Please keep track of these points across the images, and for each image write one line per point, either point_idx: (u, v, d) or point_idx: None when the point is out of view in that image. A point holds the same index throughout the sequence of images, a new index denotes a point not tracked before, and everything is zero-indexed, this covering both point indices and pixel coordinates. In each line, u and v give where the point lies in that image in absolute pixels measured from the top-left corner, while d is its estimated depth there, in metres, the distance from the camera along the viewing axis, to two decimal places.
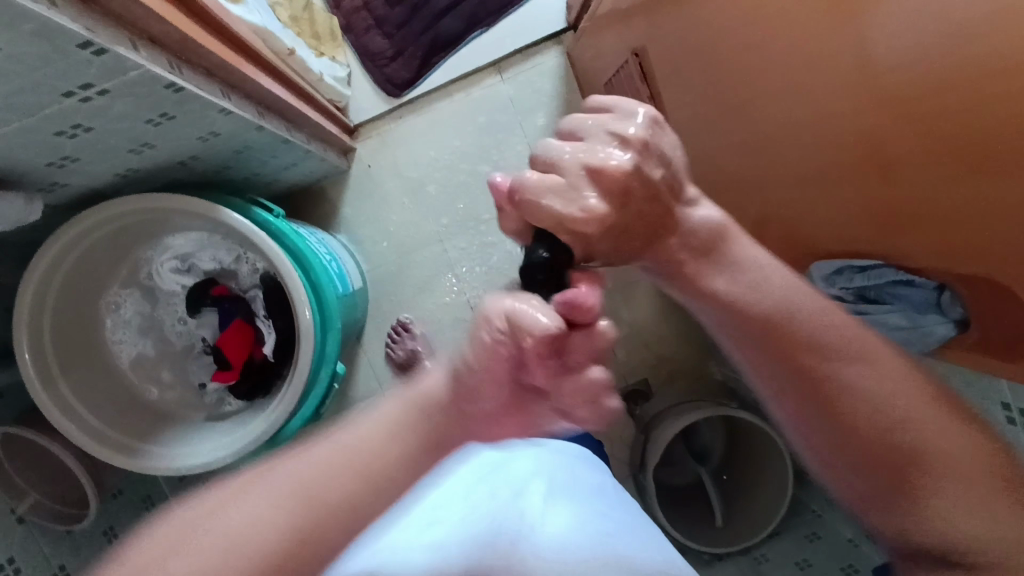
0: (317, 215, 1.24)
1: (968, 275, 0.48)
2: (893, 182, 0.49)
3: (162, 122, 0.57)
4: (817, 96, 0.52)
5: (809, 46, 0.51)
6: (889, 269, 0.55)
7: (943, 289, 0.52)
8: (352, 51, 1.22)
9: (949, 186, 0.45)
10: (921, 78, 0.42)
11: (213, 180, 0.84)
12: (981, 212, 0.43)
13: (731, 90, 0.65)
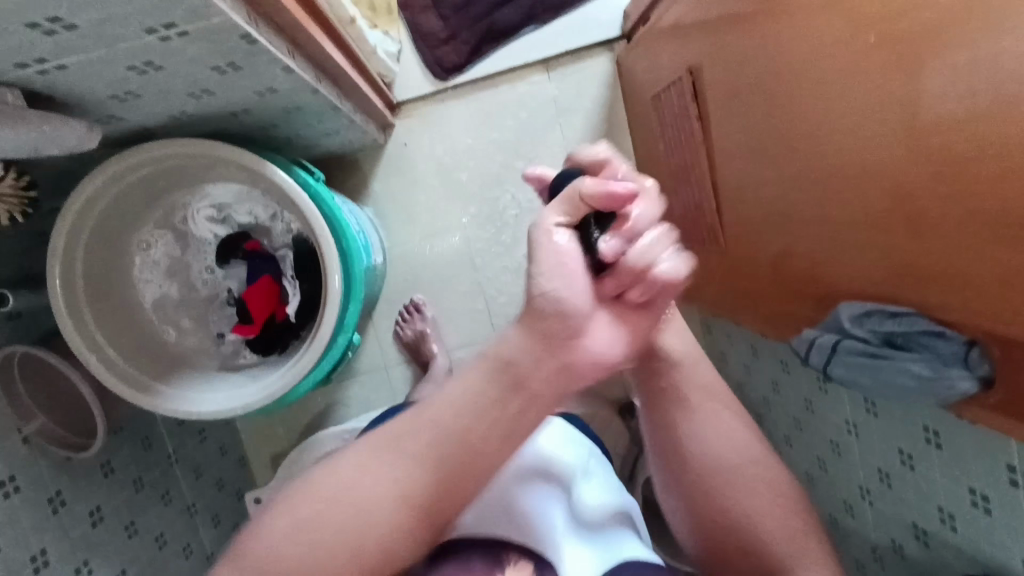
0: (347, 185, 1.25)
1: (999, 338, 0.47)
2: (935, 235, 0.49)
3: (227, 71, 0.58)
4: (871, 139, 0.53)
5: (869, 90, 0.51)
6: (919, 317, 0.54)
7: (971, 345, 0.50)
8: (406, 29, 1.22)
9: (991, 247, 0.44)
10: (977, 136, 0.43)
11: (257, 136, 0.85)
12: (1019, 277, 0.43)
13: (783, 121, 0.66)
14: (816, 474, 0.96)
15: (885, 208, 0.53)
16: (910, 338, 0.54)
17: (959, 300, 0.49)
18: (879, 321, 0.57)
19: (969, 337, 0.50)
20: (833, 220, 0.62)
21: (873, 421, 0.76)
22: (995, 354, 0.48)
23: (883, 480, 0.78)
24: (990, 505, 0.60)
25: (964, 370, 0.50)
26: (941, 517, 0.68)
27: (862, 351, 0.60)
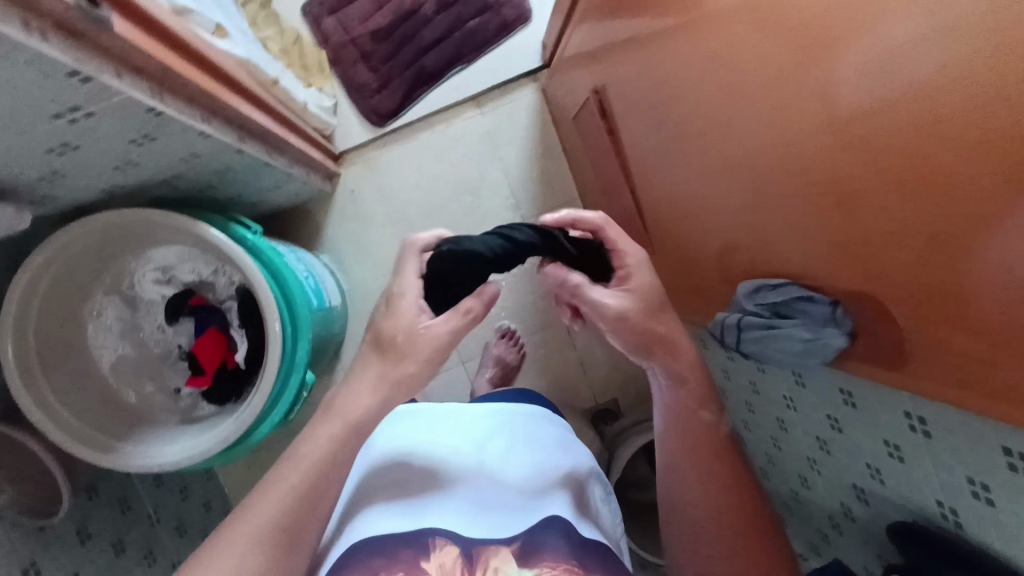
0: (301, 235, 1.30)
1: (938, 309, 0.46)
2: (851, 216, 0.49)
3: (145, 142, 0.63)
4: (764, 122, 0.55)
5: (735, 86, 0.57)
6: (794, 286, 0.60)
7: (837, 304, 0.56)
8: (342, 82, 1.28)
9: (904, 218, 0.44)
10: (819, 107, 0.47)
11: (198, 198, 0.90)
12: (936, 243, 0.42)
13: (680, 123, 0.71)
14: (775, 453, 1.00)
15: (768, 187, 0.59)
16: (788, 304, 0.61)
17: (841, 267, 0.53)
18: (765, 294, 0.64)
19: (836, 297, 0.56)
20: (737, 204, 0.67)
21: (801, 391, 0.80)
22: (927, 320, 0.47)
23: (822, 448, 0.81)
24: (901, 453, 0.64)
25: (838, 327, 0.57)
26: (870, 474, 0.72)
27: (756, 322, 0.67)
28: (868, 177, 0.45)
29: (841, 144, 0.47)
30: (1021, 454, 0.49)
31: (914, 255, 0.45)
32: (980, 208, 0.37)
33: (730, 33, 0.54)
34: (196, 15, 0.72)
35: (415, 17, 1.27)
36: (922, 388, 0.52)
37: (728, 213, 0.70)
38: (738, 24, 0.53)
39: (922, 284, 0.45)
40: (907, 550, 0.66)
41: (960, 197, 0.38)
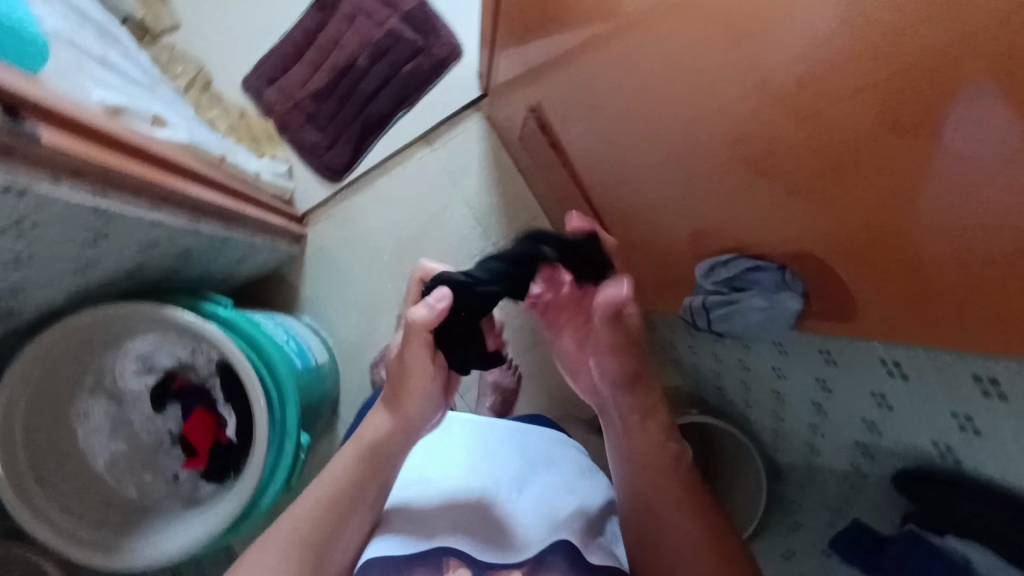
0: (279, 301, 1.31)
1: (895, 256, 0.46)
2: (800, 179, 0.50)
3: (99, 240, 0.65)
4: (696, 104, 0.57)
5: (659, 78, 0.60)
6: (742, 260, 0.65)
7: (784, 268, 0.60)
8: (292, 146, 1.31)
9: (848, 169, 0.45)
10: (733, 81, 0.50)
11: (167, 284, 0.91)
12: (881, 188, 0.43)
13: (619, 123, 0.74)
14: (778, 425, 1.00)
15: (709, 168, 0.61)
16: (741, 277, 0.66)
17: (804, 232, 0.54)
18: (720, 273, 0.68)
19: (782, 262, 0.60)
20: (684, 190, 0.69)
21: (786, 360, 0.81)
22: (886, 271, 0.48)
23: (819, 411, 0.82)
24: (889, 402, 0.64)
25: (790, 289, 0.61)
26: (866, 427, 0.73)
27: (719, 301, 0.71)
28: (792, 143, 0.48)
29: (763, 116, 0.50)
30: (990, 378, 0.48)
31: (843, 209, 0.48)
32: (893, 154, 0.41)
33: (649, 31, 0.57)
34: (133, 109, 0.77)
35: (351, 72, 1.29)
36: (872, 335, 0.55)
37: (677, 200, 0.71)
38: (651, 21, 0.56)
39: (862, 233, 0.47)
40: (918, 495, 0.66)
41: (874, 147, 0.42)
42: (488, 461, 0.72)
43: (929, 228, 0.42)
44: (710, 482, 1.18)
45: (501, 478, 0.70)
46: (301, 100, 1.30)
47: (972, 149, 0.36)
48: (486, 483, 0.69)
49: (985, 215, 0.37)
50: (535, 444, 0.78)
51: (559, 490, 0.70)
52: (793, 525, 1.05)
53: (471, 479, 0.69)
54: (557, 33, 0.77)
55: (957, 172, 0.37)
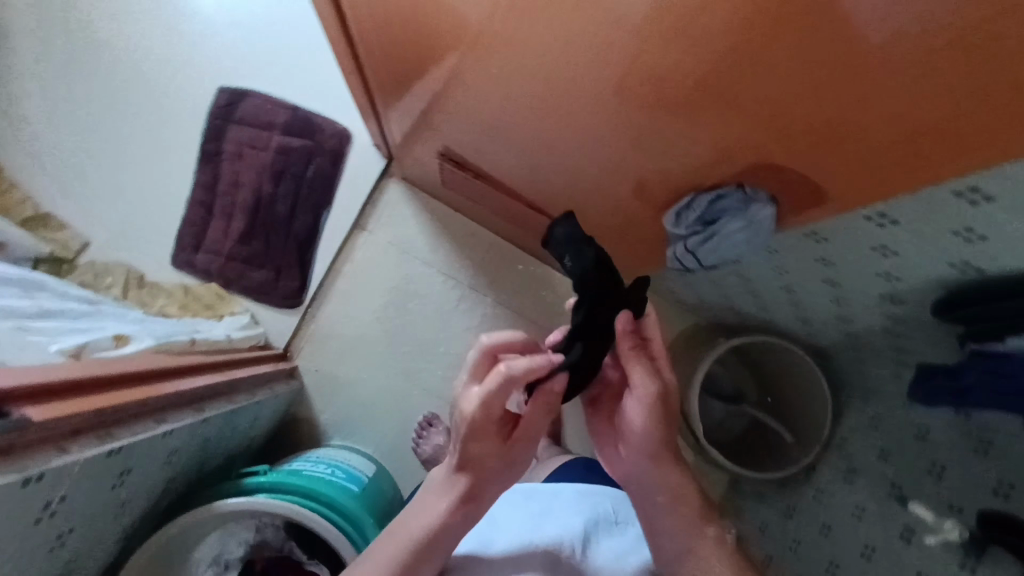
0: (303, 440, 1.28)
1: (847, 104, 0.45)
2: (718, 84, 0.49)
3: (124, 478, 0.64)
4: (591, 81, 0.58)
5: (546, 78, 0.62)
6: (699, 197, 0.68)
7: (741, 185, 0.63)
8: (246, 295, 1.29)
9: (758, 55, 0.44)
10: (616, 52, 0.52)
11: (201, 480, 0.90)
12: (796, 54, 0.42)
13: (529, 129, 0.76)
14: (802, 314, 1.02)
15: (632, 132, 0.63)
16: (708, 211, 0.68)
17: (751, 128, 0.53)
18: (688, 216, 0.71)
19: (737, 182, 0.63)
20: (618, 158, 0.70)
21: (780, 255, 0.83)
22: (847, 122, 0.46)
23: (833, 285, 0.84)
24: (891, 249, 0.66)
25: (757, 201, 0.64)
26: (880, 278, 0.74)
27: (698, 240, 0.73)
28: (709, 90, 0.50)
29: (670, 78, 0.52)
30: (970, 189, 0.49)
31: (783, 121, 0.50)
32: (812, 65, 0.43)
33: (512, 45, 0.60)
34: (92, 341, 0.76)
35: (262, 202, 1.30)
36: (851, 208, 0.58)
37: (616, 169, 0.73)
38: (512, 38, 0.58)
39: (805, 102, 0.46)
40: (955, 317, 0.67)
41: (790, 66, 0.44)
42: (555, 513, 0.70)
43: (868, 108, 0.44)
44: (769, 396, 1.24)
45: (571, 528, 0.67)
46: (231, 250, 1.29)
47: (874, 22, 0.37)
48: (557, 532, 0.67)
49: (917, 79, 0.40)
50: (607, 501, 0.73)
51: (625, 549, 0.67)
52: (863, 393, 1.05)
53: (543, 530, 0.68)
54: (434, 80, 0.79)
55: (857, 17, 0.37)
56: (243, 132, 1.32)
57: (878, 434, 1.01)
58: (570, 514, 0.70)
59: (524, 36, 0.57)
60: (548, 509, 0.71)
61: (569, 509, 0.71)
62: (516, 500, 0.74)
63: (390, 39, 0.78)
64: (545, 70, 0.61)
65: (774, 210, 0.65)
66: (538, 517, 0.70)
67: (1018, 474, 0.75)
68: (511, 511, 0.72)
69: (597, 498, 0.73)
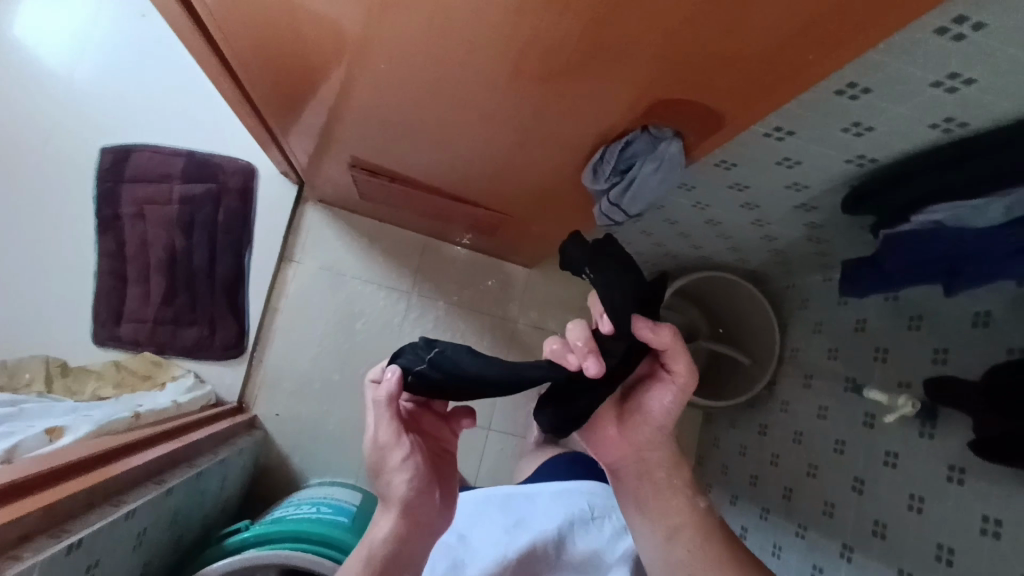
0: (282, 488, 1.24)
1: (732, 20, 0.45)
2: (605, 27, 0.48)
3: (94, 573, 0.60)
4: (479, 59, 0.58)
5: (433, 68, 0.62)
6: (611, 148, 0.69)
7: (646, 128, 0.65)
8: (183, 357, 1.23)
9: None
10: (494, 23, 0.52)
11: (181, 556, 0.85)
12: None
13: (431, 120, 0.75)
14: (731, 242, 1.07)
15: (530, 102, 0.64)
16: (621, 159, 0.70)
17: (647, 67, 0.53)
18: (603, 169, 0.72)
19: (642, 125, 0.64)
20: (525, 129, 0.71)
21: (699, 190, 0.86)
22: (737, 38, 0.47)
23: (752, 207, 0.88)
24: (794, 158, 0.70)
25: (664, 139, 0.66)
26: (791, 189, 0.78)
27: (618, 190, 0.75)
28: (590, 44, 0.51)
29: (548, 41, 0.52)
30: (848, 86, 0.53)
31: (667, 57, 0.51)
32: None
33: (391, 41, 0.59)
34: (24, 442, 0.71)
35: (178, 257, 1.24)
36: (750, 125, 0.61)
37: (525, 143, 0.74)
38: (390, 32, 0.57)
39: (692, 26, 0.46)
40: (864, 209, 0.71)
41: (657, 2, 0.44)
42: (528, 521, 0.76)
43: (742, 27, 0.46)
44: (722, 326, 1.28)
45: (548, 535, 0.73)
46: (156, 314, 1.22)
47: None
48: (538, 538, 0.73)
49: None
50: (581, 500, 0.79)
51: (599, 545, 0.74)
52: (803, 300, 1.12)
53: (523, 539, 0.73)
54: (325, 92, 0.77)
55: None
56: (138, 190, 1.25)
57: (824, 335, 1.07)
58: (542, 520, 0.76)
59: (402, 29, 0.56)
60: (515, 518, 0.76)
61: (538, 514, 0.77)
62: (496, 508, 0.78)
63: (268, 59, 0.75)
64: (427, 61, 0.61)
65: (682, 143, 0.67)
66: (509, 527, 0.75)
67: (950, 339, 0.82)
68: (483, 527, 0.75)
69: (561, 497, 0.79)
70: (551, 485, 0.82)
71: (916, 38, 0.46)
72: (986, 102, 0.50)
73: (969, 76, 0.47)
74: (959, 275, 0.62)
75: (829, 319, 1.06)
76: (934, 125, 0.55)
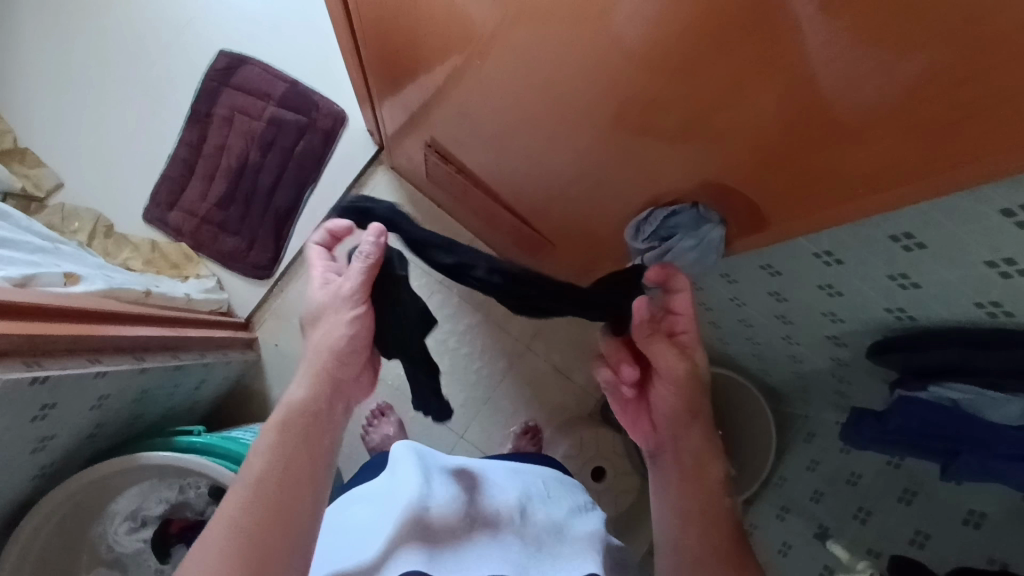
0: (250, 411, 1.26)
1: (808, 114, 0.45)
2: (685, 82, 0.49)
3: (49, 413, 0.65)
4: (561, 83, 0.61)
5: (524, 76, 0.65)
6: (658, 211, 0.71)
7: (696, 205, 0.68)
8: (214, 259, 1.28)
9: (718, 56, 0.45)
10: (583, 58, 0.55)
11: (132, 431, 0.89)
12: (757, 56, 0.43)
13: (507, 125, 0.77)
14: (759, 350, 1.03)
15: (602, 140, 0.65)
16: (663, 226, 0.72)
17: (719, 136, 0.54)
18: (645, 229, 0.74)
19: (692, 199, 0.67)
20: (590, 166, 0.72)
21: (739, 284, 0.84)
22: (811, 134, 0.47)
23: (787, 321, 0.85)
24: (837, 288, 0.68)
25: (709, 221, 0.68)
26: (831, 319, 0.76)
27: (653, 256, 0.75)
28: (677, 106, 0.53)
29: (630, 84, 0.54)
30: (904, 233, 0.53)
31: (740, 140, 0.53)
32: (769, 85, 0.45)
33: (502, 44, 0.62)
34: (41, 275, 0.77)
35: (246, 169, 1.30)
36: (792, 235, 0.61)
37: (588, 177, 0.75)
38: (503, 36, 0.61)
39: (772, 109, 0.47)
40: (888, 360, 0.69)
41: (748, 86, 0.46)
42: (492, 485, 0.71)
43: (816, 130, 0.46)
44: (721, 429, 1.17)
45: (514, 501, 0.68)
46: (207, 212, 1.28)
47: (823, 32, 0.38)
48: (499, 500, 0.67)
49: (863, 107, 0.42)
50: (541, 483, 0.75)
51: (561, 518, 0.68)
52: (809, 435, 1.06)
53: (483, 499, 0.67)
54: (425, 67, 0.81)
55: (800, 24, 0.39)
56: (237, 98, 1.32)
57: (815, 477, 1.02)
58: (506, 487, 0.70)
59: (509, 35, 0.60)
60: (481, 480, 0.71)
61: (501, 481, 0.72)
62: (444, 474, 0.70)
63: (385, 23, 0.79)
64: (521, 69, 0.64)
65: (725, 231, 0.69)
66: (470, 482, 0.70)
67: (935, 525, 0.77)
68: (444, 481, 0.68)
69: (522, 473, 0.76)
70: (510, 463, 0.78)
71: (977, 209, 0.46)
72: None
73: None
74: (957, 459, 0.61)
75: (826, 464, 1.00)
76: (979, 302, 0.54)
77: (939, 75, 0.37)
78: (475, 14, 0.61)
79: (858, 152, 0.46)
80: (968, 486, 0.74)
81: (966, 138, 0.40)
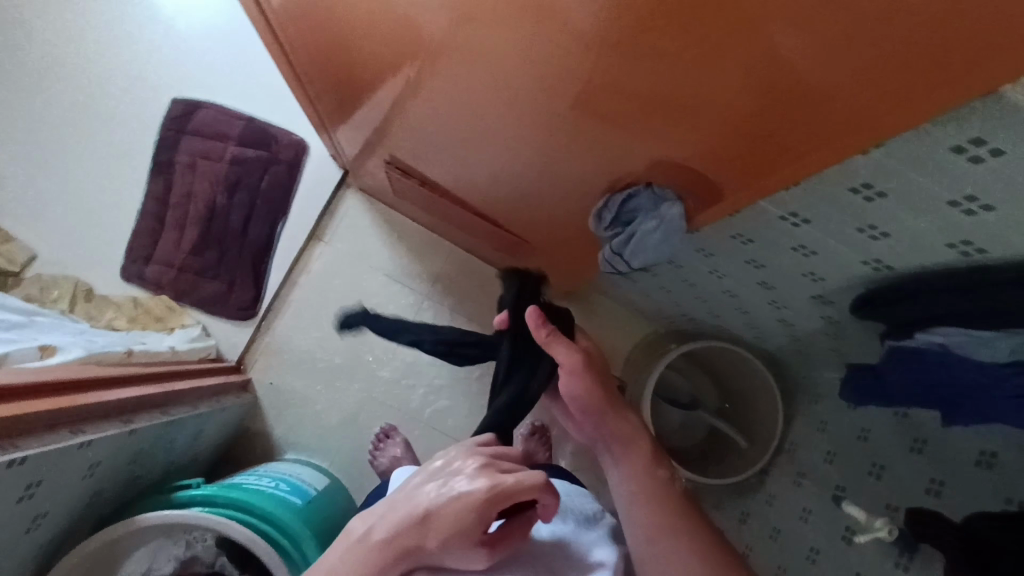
0: (255, 453, 1.25)
1: (754, 78, 0.44)
2: (626, 62, 0.48)
3: (36, 490, 0.64)
4: (502, 81, 0.59)
5: (464, 79, 0.64)
6: (613, 198, 0.70)
7: (649, 185, 0.67)
8: (197, 307, 1.27)
9: (655, 31, 0.43)
10: (516, 51, 0.53)
11: (133, 492, 0.88)
12: (695, 24, 0.41)
13: (459, 131, 0.76)
14: (749, 319, 1.02)
15: (553, 133, 0.64)
16: (623, 211, 0.71)
17: (667, 114, 0.52)
18: (606, 217, 0.74)
19: (646, 180, 0.66)
20: (546, 160, 0.71)
21: (716, 257, 0.83)
22: (759, 100, 0.46)
23: (770, 287, 0.84)
24: (810, 248, 0.67)
25: (666, 200, 0.67)
26: (812, 279, 0.74)
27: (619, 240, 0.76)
28: (622, 89, 0.51)
29: (568, 72, 0.53)
30: (863, 185, 0.52)
31: (688, 117, 0.51)
32: (719, 56, 0.43)
33: (435, 51, 0.61)
34: (14, 353, 0.76)
35: (215, 212, 1.29)
36: (750, 203, 0.61)
37: (547, 172, 0.74)
38: (436, 43, 0.59)
39: (717, 80, 0.46)
40: (875, 313, 0.68)
41: (689, 58, 0.44)
42: None
43: (762, 96, 0.45)
44: None
45: None
46: (183, 261, 1.27)
47: None
48: None
49: (807, 65, 0.41)
50: None
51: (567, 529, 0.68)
52: (815, 396, 1.04)
53: None
54: (368, 85, 0.80)
55: None
56: (197, 143, 1.31)
57: (826, 438, 1.00)
58: None
59: (439, 41, 0.59)
60: None
61: None
62: None
63: (323, 48, 0.78)
64: (459, 73, 0.63)
65: (683, 207, 0.68)
66: None
67: (949, 471, 0.76)
68: None
69: None
70: None
71: (931, 151, 0.45)
72: (1005, 231, 0.48)
73: (987, 201, 0.46)
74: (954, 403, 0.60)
75: (835, 423, 0.99)
76: (952, 244, 0.53)
77: (880, 18, 0.35)
78: (403, 26, 0.60)
79: (809, 110, 0.45)
80: (975, 428, 0.73)
81: (916, 79, 0.39)
